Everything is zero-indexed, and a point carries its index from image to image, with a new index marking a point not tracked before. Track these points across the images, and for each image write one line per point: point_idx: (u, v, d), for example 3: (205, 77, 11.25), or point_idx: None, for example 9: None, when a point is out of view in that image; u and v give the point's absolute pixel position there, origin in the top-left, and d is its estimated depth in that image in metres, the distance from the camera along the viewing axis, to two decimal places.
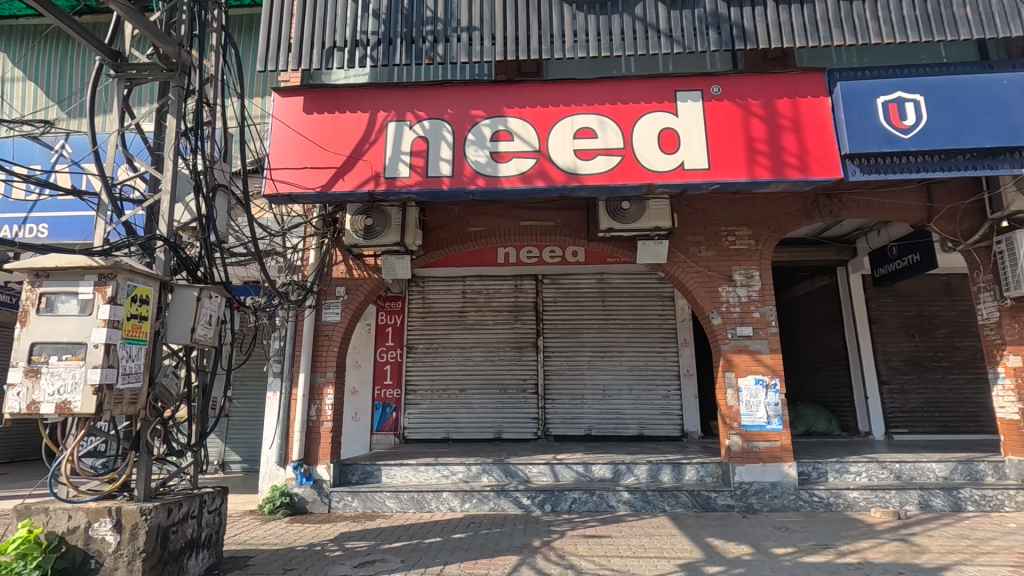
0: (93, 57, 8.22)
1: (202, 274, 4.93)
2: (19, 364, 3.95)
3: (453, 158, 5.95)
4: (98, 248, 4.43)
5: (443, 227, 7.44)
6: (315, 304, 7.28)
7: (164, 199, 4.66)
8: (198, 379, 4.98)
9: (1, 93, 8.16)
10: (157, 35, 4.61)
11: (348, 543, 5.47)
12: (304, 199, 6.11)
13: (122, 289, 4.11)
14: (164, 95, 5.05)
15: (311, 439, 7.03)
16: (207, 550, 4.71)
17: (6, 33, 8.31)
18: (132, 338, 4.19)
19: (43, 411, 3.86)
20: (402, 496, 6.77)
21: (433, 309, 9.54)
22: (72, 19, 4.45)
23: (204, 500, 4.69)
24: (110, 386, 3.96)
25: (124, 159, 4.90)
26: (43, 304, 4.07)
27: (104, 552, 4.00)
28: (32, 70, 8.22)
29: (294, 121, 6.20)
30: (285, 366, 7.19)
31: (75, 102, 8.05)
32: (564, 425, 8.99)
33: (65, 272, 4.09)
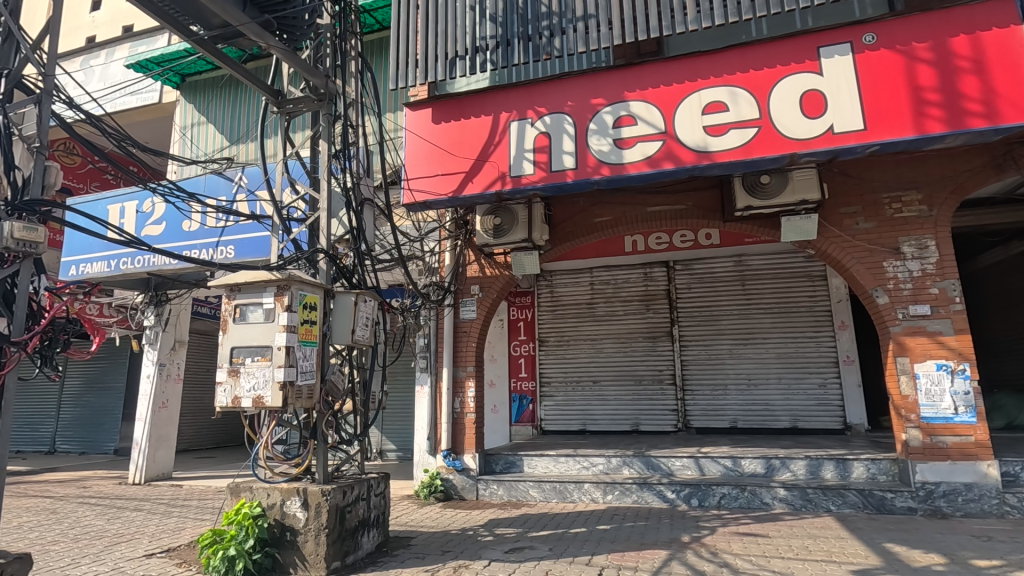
0: (257, 97, 9.45)
1: (357, 280, 5.48)
2: (224, 365, 4.70)
3: (576, 150, 5.93)
4: (275, 264, 5.09)
5: (569, 220, 7.47)
6: (453, 303, 7.72)
7: (322, 216, 5.25)
8: (359, 375, 5.53)
9: (193, 138, 9.71)
10: (308, 70, 5.21)
11: (498, 529, 5.74)
12: (438, 205, 6.51)
13: (295, 297, 4.70)
14: (316, 123, 5.65)
15: (457, 429, 7.47)
16: (376, 529, 5.24)
17: (194, 87, 9.88)
18: (306, 340, 4.77)
19: (243, 405, 4.56)
20: (545, 486, 6.92)
21: (562, 302, 9.61)
22: (241, 66, 5.17)
23: (372, 484, 5.20)
24: (291, 382, 4.55)
25: (289, 183, 5.58)
26: (238, 313, 4.79)
27: (296, 525, 4.62)
28: (213, 116, 9.66)
29: (424, 132, 6.63)
30: (430, 361, 7.71)
31: (246, 138, 9.31)
32: (707, 417, 8.57)
33: (252, 286, 4.76)
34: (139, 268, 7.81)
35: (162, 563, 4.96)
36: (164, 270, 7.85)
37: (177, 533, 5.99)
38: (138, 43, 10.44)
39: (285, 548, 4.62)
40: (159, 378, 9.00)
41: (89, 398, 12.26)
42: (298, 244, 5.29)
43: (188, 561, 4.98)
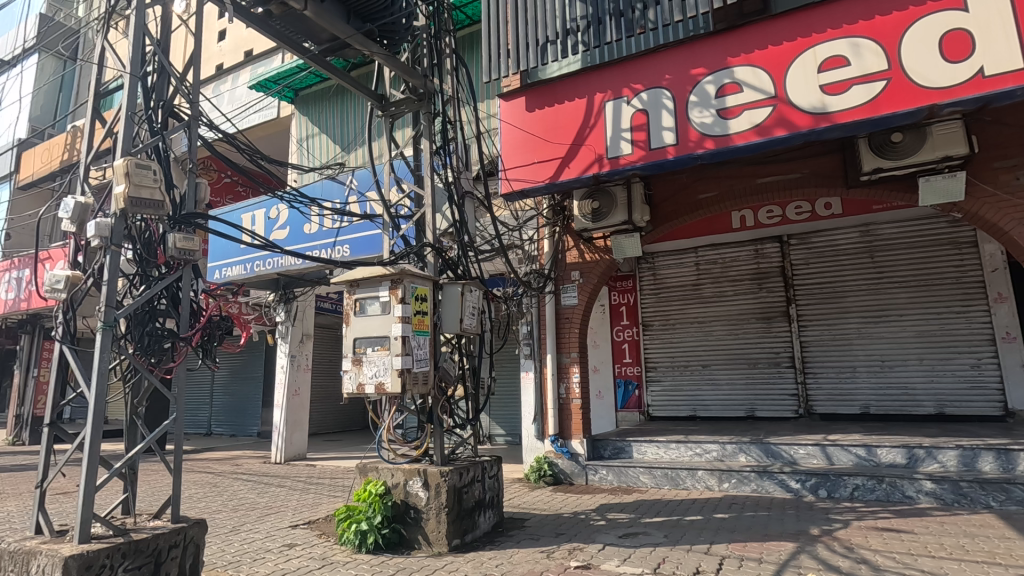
0: (362, 104, 10.05)
1: (463, 271, 5.70)
2: (349, 355, 5.09)
3: (676, 125, 5.68)
4: (388, 260, 5.41)
5: (670, 199, 7.19)
6: (554, 290, 7.75)
7: (427, 211, 5.49)
8: (469, 362, 5.77)
9: (309, 148, 10.55)
10: (406, 71, 5.45)
11: (610, 514, 5.73)
12: (535, 193, 6.55)
13: (408, 290, 4.97)
14: (417, 123, 5.88)
15: (564, 415, 7.54)
16: (492, 510, 5.45)
17: (306, 100, 10.70)
18: (419, 330, 5.03)
19: (366, 391, 4.91)
20: (656, 472, 6.78)
21: (665, 284, 9.30)
22: (347, 75, 5.52)
23: (485, 467, 5.40)
24: (408, 369, 4.84)
25: (395, 183, 5.90)
26: (357, 307, 5.15)
27: (419, 503, 4.92)
28: (324, 125, 10.42)
29: (519, 121, 6.68)
30: (534, 348, 7.82)
31: (354, 143, 9.94)
32: (833, 402, 7.91)
33: (368, 281, 5.09)
34: (270, 269, 8.69)
35: (305, 533, 5.53)
36: (290, 270, 8.66)
37: (315, 507, 6.64)
38: (257, 65, 11.53)
39: (410, 525, 4.95)
40: (291, 369, 9.94)
41: (236, 386, 13.87)
42: (406, 240, 5.58)
43: (327, 533, 5.50)
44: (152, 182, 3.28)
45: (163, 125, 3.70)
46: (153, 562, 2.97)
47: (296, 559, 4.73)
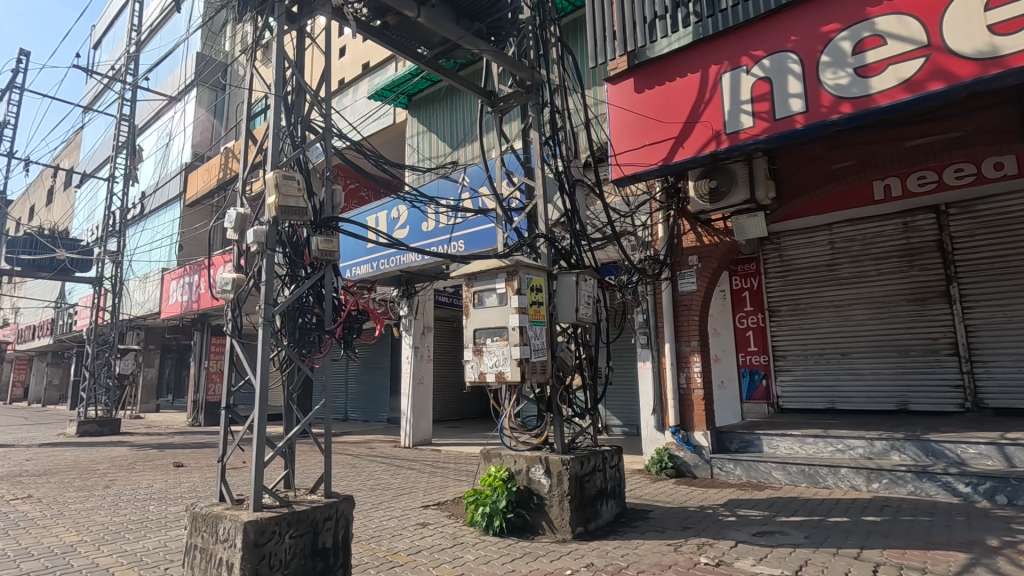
0: (471, 101, 10.33)
1: (576, 261, 5.70)
2: (470, 345, 5.29)
3: (805, 90, 5.18)
4: (503, 252, 5.54)
5: (799, 171, 6.60)
6: (670, 276, 7.46)
7: (539, 202, 5.53)
8: (586, 352, 5.75)
9: (424, 149, 11.06)
10: (514, 65, 5.50)
11: (741, 510, 5.43)
12: (647, 176, 6.34)
13: (524, 281, 5.05)
14: (525, 115, 5.92)
15: (685, 405, 7.25)
16: (614, 500, 5.41)
17: (419, 104, 11.24)
18: (535, 320, 5.10)
19: (488, 380, 5.08)
20: (791, 469, 6.30)
21: (794, 266, 8.57)
22: (457, 75, 5.72)
23: (606, 457, 5.36)
24: (527, 359, 4.93)
25: (506, 177, 6.01)
26: (476, 299, 5.33)
27: (542, 490, 5.01)
28: (437, 125, 10.86)
29: (628, 103, 6.50)
30: (651, 337, 7.60)
31: (465, 140, 10.24)
32: (1009, 395, 6.81)
33: (485, 273, 5.24)
34: (393, 267, 9.48)
35: (436, 513, 5.88)
36: (411, 267, 9.40)
37: (443, 489, 7.03)
38: (374, 76, 12.36)
39: (534, 510, 5.06)
40: (415, 359, 10.56)
41: (367, 376, 15.07)
42: (519, 232, 5.67)
43: (456, 514, 5.80)
44: (296, 191, 3.64)
45: (302, 138, 4.08)
46: (312, 531, 3.31)
47: (430, 537, 5.05)
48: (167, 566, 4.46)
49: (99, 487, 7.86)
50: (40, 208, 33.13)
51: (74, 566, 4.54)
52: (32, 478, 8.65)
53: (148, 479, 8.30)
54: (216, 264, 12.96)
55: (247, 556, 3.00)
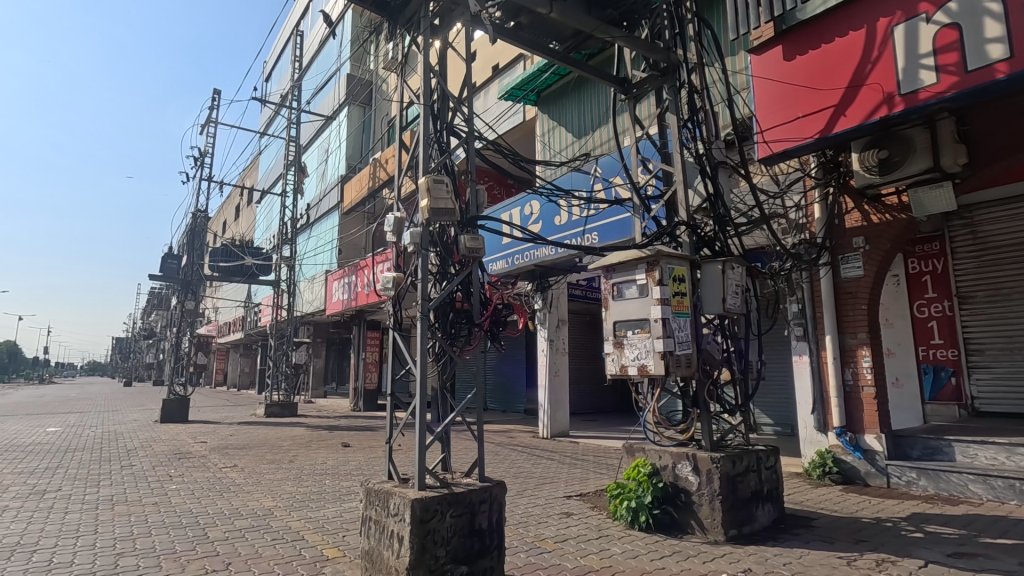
0: (601, 90, 10.20)
1: (721, 248, 5.38)
2: (610, 338, 5.24)
3: (1008, 31, 4.33)
4: (642, 243, 5.40)
5: (998, 131, 5.55)
6: (830, 261, 6.72)
7: (679, 188, 5.29)
8: (734, 345, 5.41)
9: (555, 144, 11.15)
10: (649, 49, 5.32)
11: (930, 526, 4.73)
12: (801, 152, 5.75)
13: (665, 271, 4.87)
14: (661, 99, 5.69)
15: (853, 404, 6.50)
16: (771, 503, 5.02)
17: (549, 99, 11.36)
18: (679, 312, 4.91)
19: (630, 373, 4.99)
20: (995, 483, 5.36)
21: (990, 244, 7.25)
22: (589, 65, 5.69)
23: (761, 457, 4.97)
24: (671, 352, 4.76)
25: (642, 164, 5.82)
26: (615, 291, 5.25)
27: (690, 488, 4.81)
28: (567, 119, 10.89)
29: (777, 73, 5.97)
30: (808, 328, 6.93)
31: (597, 130, 10.14)
32: None
33: (624, 265, 5.14)
34: (528, 261, 9.74)
35: (579, 504, 5.93)
36: (545, 261, 9.58)
37: (585, 481, 7.08)
38: (504, 77, 12.78)
39: (681, 508, 4.87)
40: (551, 352, 10.72)
41: (504, 368, 15.62)
42: (658, 220, 5.48)
43: (599, 507, 5.81)
44: (445, 194, 3.88)
45: (447, 144, 4.34)
46: (469, 512, 3.52)
47: (575, 527, 5.11)
48: (345, 534, 5.03)
49: (286, 461, 9.12)
50: (231, 223, 39.19)
51: (274, 527, 5.33)
52: (236, 450, 10.28)
53: (323, 456, 9.44)
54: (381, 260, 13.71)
55: (415, 531, 3.28)
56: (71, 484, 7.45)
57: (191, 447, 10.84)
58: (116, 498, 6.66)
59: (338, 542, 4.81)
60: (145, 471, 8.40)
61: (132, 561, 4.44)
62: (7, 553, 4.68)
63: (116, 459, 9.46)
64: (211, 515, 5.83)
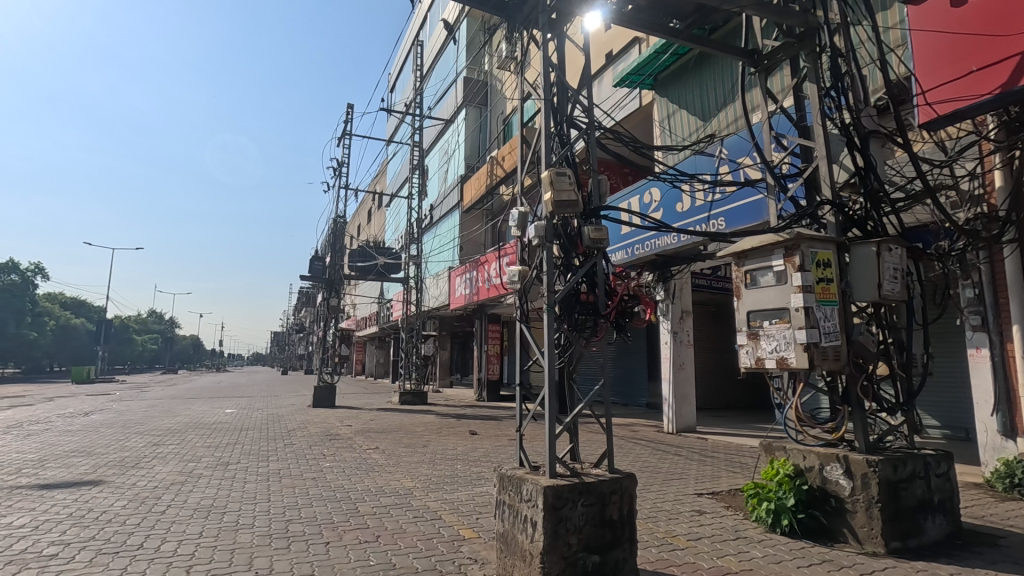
0: (726, 65, 9.60)
1: (874, 228, 4.82)
2: (744, 329, 4.92)
3: None
4: (778, 227, 5.00)
5: None
6: (1017, 237, 5.72)
7: (822, 163, 4.81)
8: (892, 335, 4.84)
9: (675, 127, 10.70)
10: (782, 14, 4.87)
11: None
12: (976, 113, 4.92)
13: (807, 256, 4.47)
14: (798, 68, 5.20)
15: None
16: (943, 516, 4.42)
17: (667, 81, 10.92)
18: (824, 300, 4.48)
19: (767, 366, 4.66)
20: None
21: None
22: (714, 40, 5.36)
23: (930, 463, 4.38)
24: (815, 343, 4.36)
25: (777, 141, 5.37)
26: (749, 279, 4.92)
27: (841, 493, 4.37)
28: (688, 100, 10.40)
29: (944, 25, 5.25)
30: (988, 317, 5.97)
31: (723, 109, 9.57)
32: None
33: (759, 251, 4.80)
34: (648, 250, 9.54)
35: (712, 503, 5.68)
36: (667, 250, 9.28)
37: (717, 479, 6.74)
38: (618, 63, 12.52)
39: (831, 514, 4.46)
40: (675, 344, 10.34)
41: (625, 361, 15.34)
42: (796, 201, 5.02)
43: (735, 507, 5.51)
44: (569, 186, 3.90)
45: (568, 136, 4.35)
46: (600, 502, 3.53)
47: (709, 526, 4.90)
48: (479, 517, 5.29)
49: (421, 445, 9.78)
50: (365, 226, 42.73)
51: (414, 505, 5.75)
52: (376, 434, 11.23)
53: (453, 443, 9.98)
54: (504, 253, 13.83)
55: (548, 517, 3.36)
56: (247, 458, 8.63)
57: (339, 430, 12.03)
58: (282, 472, 7.60)
59: (472, 524, 5.08)
60: (303, 449, 9.49)
61: (299, 527, 5.05)
62: (204, 513, 5.57)
63: (280, 438, 10.79)
64: (360, 492, 6.44)
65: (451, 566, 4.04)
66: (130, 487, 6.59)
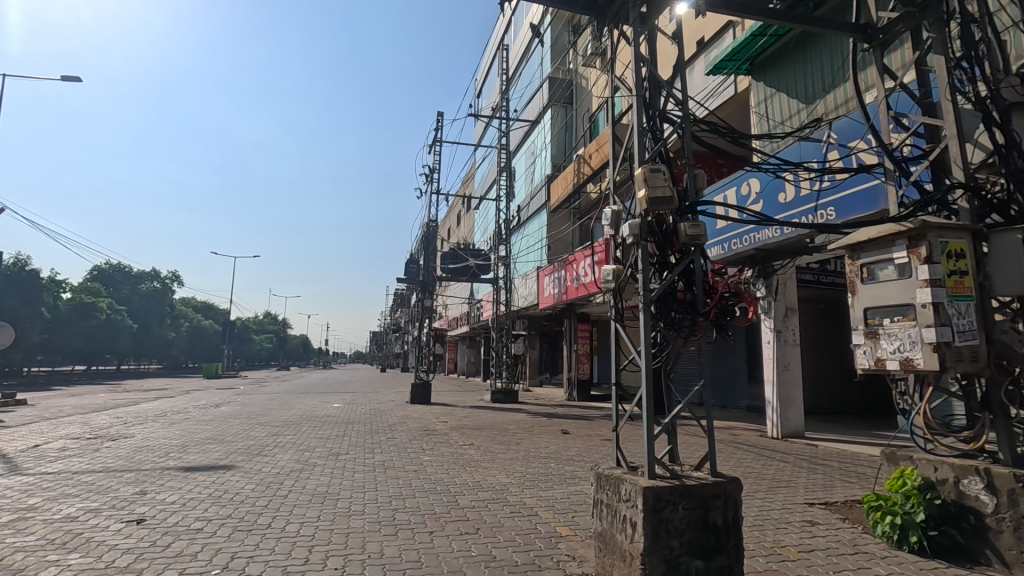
0: (833, 43, 8.89)
1: (1018, 213, 4.27)
2: (860, 327, 4.56)
3: None
4: (899, 215, 4.57)
5: None
6: None
7: (951, 143, 4.33)
8: None
9: (775, 114, 10.06)
10: None
11: None
12: None
13: (935, 247, 4.05)
14: (920, 39, 4.72)
15: None
16: None
17: (765, 66, 10.30)
18: (957, 295, 4.04)
19: (889, 367, 4.28)
20: None
21: None
22: (820, 19, 5.00)
23: None
24: (947, 343, 3.95)
25: (896, 122, 4.91)
26: (866, 274, 4.54)
27: (983, 511, 3.92)
28: (789, 84, 9.75)
29: None
30: None
31: (830, 91, 8.87)
32: None
33: (877, 242, 4.42)
34: (747, 245, 9.04)
35: (826, 514, 5.29)
36: (768, 244, 8.77)
37: (830, 489, 6.27)
38: (711, 50, 12.02)
39: (969, 533, 4.01)
40: (779, 343, 9.73)
41: (722, 362, 14.66)
42: (921, 186, 4.57)
43: (852, 519, 5.10)
44: (663, 181, 3.82)
45: (661, 131, 4.25)
46: (703, 506, 3.42)
47: (823, 538, 4.58)
48: (575, 515, 5.32)
49: (514, 443, 9.97)
50: (456, 229, 44.17)
51: (511, 501, 5.89)
52: (471, 431, 11.59)
53: (546, 441, 10.08)
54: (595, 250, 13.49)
55: (648, 519, 3.32)
56: (355, 450, 9.25)
57: (436, 426, 12.57)
58: (387, 463, 8.09)
59: (569, 521, 5.11)
60: (404, 443, 10.00)
61: (405, 516, 5.35)
62: (321, 498, 6.05)
63: (383, 432, 11.45)
64: (459, 485, 6.70)
65: (550, 562, 4.10)
66: (257, 473, 7.30)
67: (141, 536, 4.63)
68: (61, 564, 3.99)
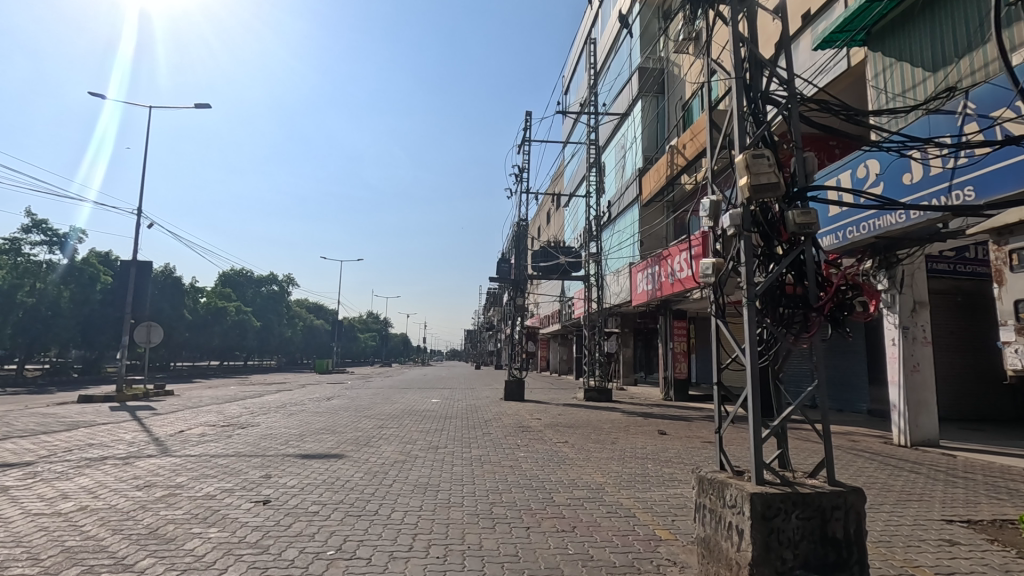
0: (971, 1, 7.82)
1: None
2: (1010, 322, 4.11)
3: None
4: None
5: None
6: None
7: None
8: None
9: (897, 88, 9.04)
10: None
11: None
12: None
13: None
14: None
15: None
16: None
17: (883, 35, 9.29)
18: None
19: None
20: None
21: None
22: None
23: None
24: None
25: None
26: (1015, 261, 4.13)
27: None
28: (914, 52, 8.72)
29: None
30: None
31: (967, 56, 7.83)
32: None
33: None
34: (865, 234, 8.24)
35: (968, 533, 4.69)
36: (891, 232, 7.93)
37: (973, 505, 5.55)
38: (819, 22, 11.11)
39: None
40: (906, 342, 8.75)
41: (838, 362, 13.47)
42: None
43: (1003, 541, 4.48)
44: (768, 167, 3.57)
45: (763, 114, 3.98)
46: (820, 517, 3.17)
47: (965, 560, 4.06)
48: (675, 518, 5.14)
49: (609, 442, 9.80)
50: (546, 227, 44.36)
51: (607, 501, 5.80)
52: (565, 429, 11.57)
53: (642, 441, 9.81)
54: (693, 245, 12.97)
55: (758, 527, 3.12)
56: (453, 444, 9.58)
57: (530, 422, 12.71)
58: (484, 458, 8.30)
59: (669, 525, 4.95)
60: (500, 439, 10.19)
61: (502, 510, 5.46)
62: (423, 489, 6.33)
63: (479, 427, 11.77)
64: (553, 482, 6.73)
65: (650, 566, 3.98)
66: (365, 462, 7.80)
67: (267, 515, 5.11)
68: (203, 536, 4.50)
